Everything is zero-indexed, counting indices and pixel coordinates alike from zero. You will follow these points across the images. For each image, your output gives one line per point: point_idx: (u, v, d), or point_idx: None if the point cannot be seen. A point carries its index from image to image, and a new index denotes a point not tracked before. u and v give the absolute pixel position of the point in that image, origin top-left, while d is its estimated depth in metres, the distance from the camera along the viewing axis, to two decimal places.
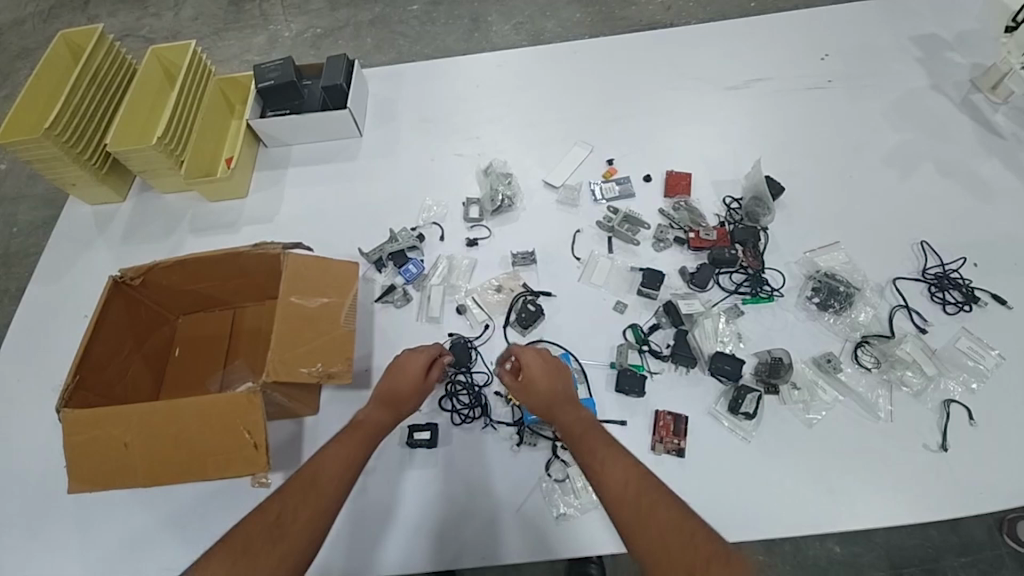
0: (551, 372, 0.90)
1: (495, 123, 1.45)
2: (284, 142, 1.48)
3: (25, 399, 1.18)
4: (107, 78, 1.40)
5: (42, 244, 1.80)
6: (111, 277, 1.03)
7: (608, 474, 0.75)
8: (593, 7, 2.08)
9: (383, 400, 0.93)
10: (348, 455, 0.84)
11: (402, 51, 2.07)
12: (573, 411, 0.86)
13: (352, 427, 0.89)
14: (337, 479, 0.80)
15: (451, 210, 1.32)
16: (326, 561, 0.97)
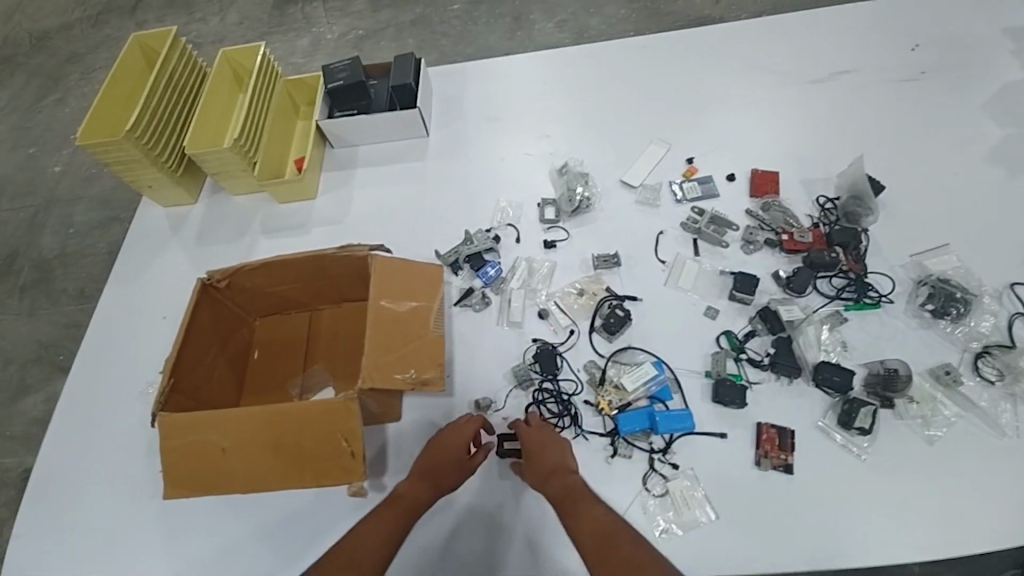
0: (540, 441, 0.94)
1: (564, 122, 1.42)
2: (350, 143, 1.47)
3: (108, 402, 1.19)
4: (180, 80, 1.40)
5: (99, 247, 1.84)
6: (199, 280, 1.04)
7: (590, 548, 0.79)
8: (637, 3, 2.02)
9: (423, 472, 0.92)
10: (386, 529, 0.86)
11: (444, 51, 2.05)
12: (562, 478, 0.90)
13: (392, 499, 0.90)
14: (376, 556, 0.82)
15: (525, 211, 1.29)
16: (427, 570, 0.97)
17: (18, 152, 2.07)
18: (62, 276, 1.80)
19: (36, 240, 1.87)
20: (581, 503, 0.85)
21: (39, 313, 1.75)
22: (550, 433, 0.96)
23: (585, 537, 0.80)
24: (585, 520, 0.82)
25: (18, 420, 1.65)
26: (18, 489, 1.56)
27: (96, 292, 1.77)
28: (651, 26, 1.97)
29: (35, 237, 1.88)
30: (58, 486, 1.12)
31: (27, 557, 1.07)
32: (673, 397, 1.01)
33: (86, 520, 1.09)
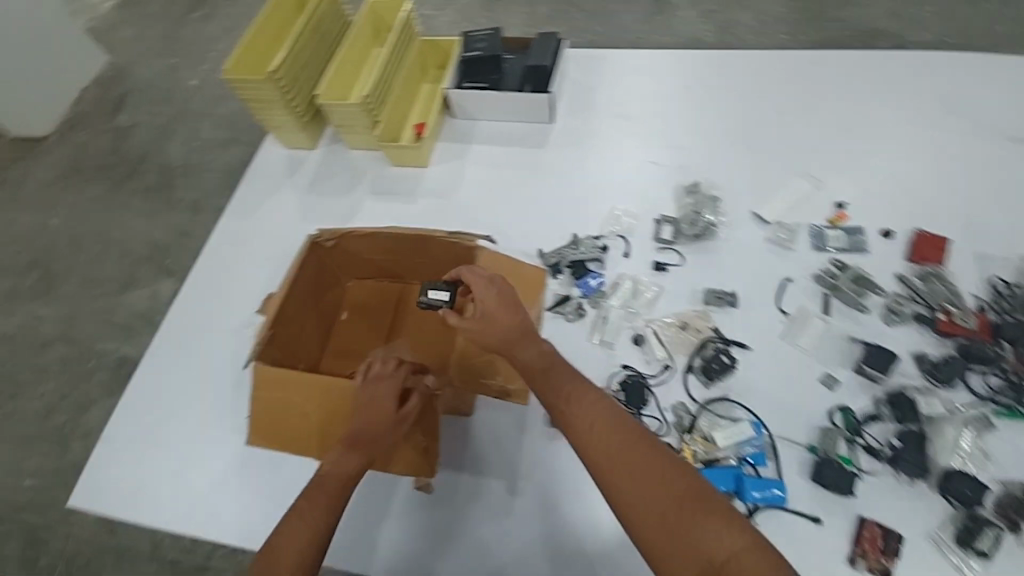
0: (506, 299, 0.84)
1: (702, 136, 1.30)
2: (472, 116, 1.43)
3: (206, 330, 1.26)
4: (326, 26, 1.41)
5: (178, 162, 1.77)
6: (309, 237, 1.06)
7: (587, 435, 0.74)
8: (800, 3, 1.76)
9: (352, 443, 0.85)
10: (308, 522, 0.78)
11: (572, 27, 1.86)
12: (537, 351, 0.83)
13: (315, 482, 0.83)
14: (300, 551, 0.75)
15: (641, 224, 1.21)
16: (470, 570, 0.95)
17: (161, 60, 2.00)
18: (181, 187, 1.73)
19: (164, 146, 1.82)
20: (576, 393, 0.78)
21: (157, 216, 1.69)
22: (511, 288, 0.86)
23: (593, 435, 0.73)
24: (588, 416, 0.75)
25: (122, 310, 1.58)
26: (110, 375, 1.51)
27: (212, 206, 1.68)
28: (804, 32, 1.71)
29: (163, 145, 1.82)
30: (155, 395, 1.21)
31: (113, 459, 1.16)
32: (766, 465, 0.92)
33: (167, 438, 1.16)
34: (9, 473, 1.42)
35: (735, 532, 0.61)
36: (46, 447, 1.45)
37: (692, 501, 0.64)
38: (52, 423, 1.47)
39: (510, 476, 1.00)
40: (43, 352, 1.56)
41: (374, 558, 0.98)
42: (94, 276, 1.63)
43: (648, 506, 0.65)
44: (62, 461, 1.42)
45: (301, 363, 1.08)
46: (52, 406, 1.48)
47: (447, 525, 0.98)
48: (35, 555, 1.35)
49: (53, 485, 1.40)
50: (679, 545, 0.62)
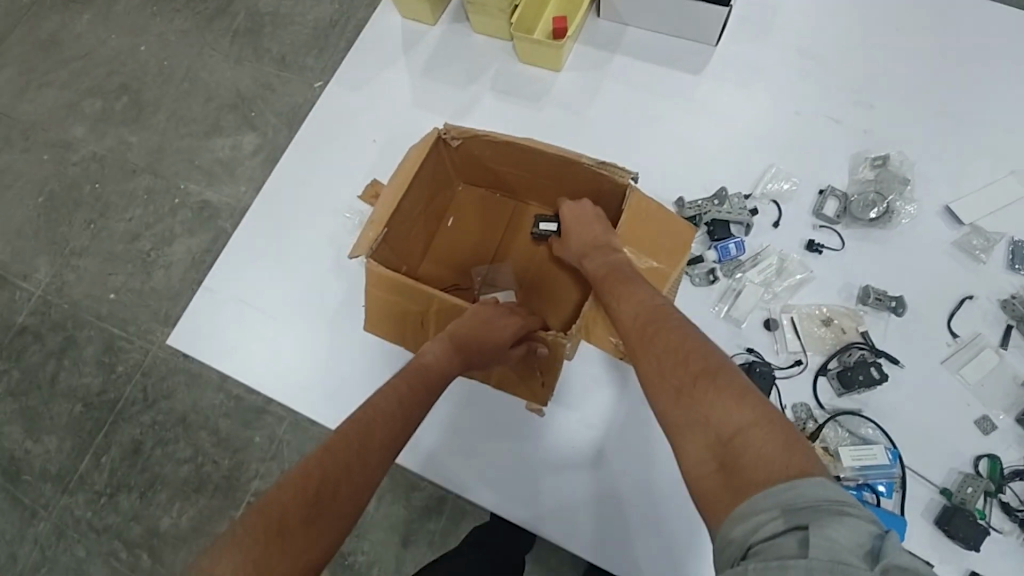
0: (583, 216, 0.86)
1: (902, 97, 1.07)
2: (621, 19, 1.21)
3: (303, 204, 1.19)
4: None
5: (270, 4, 1.60)
6: (436, 131, 0.94)
7: (628, 327, 0.70)
8: None
9: (454, 344, 0.77)
10: (402, 401, 0.70)
11: None
12: (601, 257, 0.81)
13: (412, 366, 0.75)
14: (389, 427, 0.67)
15: (800, 191, 1.02)
16: (549, 507, 0.93)
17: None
18: (271, 35, 1.57)
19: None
20: (622, 284, 0.75)
21: (243, 63, 1.56)
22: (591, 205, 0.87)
23: (630, 321, 0.70)
24: (631, 304, 0.72)
25: (205, 154, 1.50)
26: (191, 216, 1.47)
27: (295, 64, 1.53)
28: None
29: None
30: (247, 261, 1.17)
31: (206, 310, 1.15)
32: (891, 497, 0.83)
33: (261, 303, 1.14)
34: (94, 284, 1.45)
35: (746, 408, 0.54)
36: (128, 267, 1.45)
37: (708, 376, 0.58)
38: (136, 247, 1.46)
39: (610, 429, 0.95)
40: (130, 178, 1.52)
41: (454, 475, 0.97)
42: (182, 112, 1.54)
43: (664, 382, 0.60)
44: (144, 285, 1.43)
45: (404, 266, 1.00)
46: (137, 231, 1.46)
47: (535, 459, 0.95)
48: (111, 366, 1.39)
49: (133, 304, 1.42)
50: (686, 418, 0.57)
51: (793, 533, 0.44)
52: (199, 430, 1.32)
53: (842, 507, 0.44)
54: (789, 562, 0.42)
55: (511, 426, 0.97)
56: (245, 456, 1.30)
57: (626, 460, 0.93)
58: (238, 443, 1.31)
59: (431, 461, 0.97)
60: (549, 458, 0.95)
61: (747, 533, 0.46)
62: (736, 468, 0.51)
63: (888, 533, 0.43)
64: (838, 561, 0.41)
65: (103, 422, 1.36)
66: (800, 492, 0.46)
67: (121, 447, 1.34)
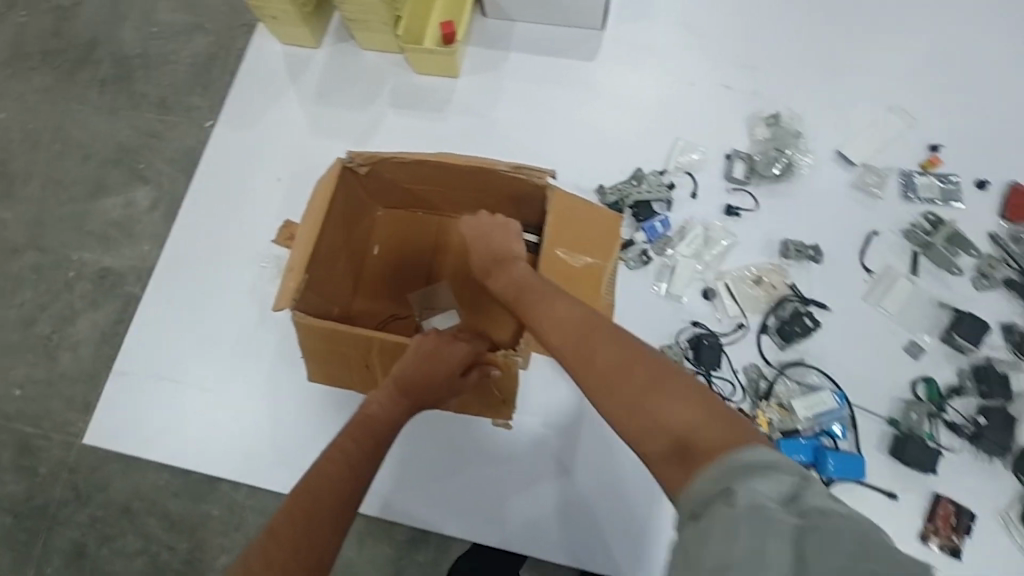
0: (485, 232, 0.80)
1: (780, 54, 1.13)
2: (509, 18, 1.21)
3: (213, 260, 1.10)
4: None
5: (133, 48, 1.46)
6: (340, 161, 0.88)
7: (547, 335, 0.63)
8: None
9: (399, 386, 0.72)
10: (349, 461, 0.65)
11: None
12: (506, 272, 0.75)
13: (355, 418, 0.70)
14: (339, 492, 0.62)
15: (710, 160, 1.06)
16: (524, 527, 0.91)
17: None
18: (144, 79, 1.43)
19: (117, 32, 1.47)
20: (533, 299, 0.67)
21: (117, 112, 1.42)
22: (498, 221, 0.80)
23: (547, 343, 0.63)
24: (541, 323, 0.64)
25: (95, 218, 1.34)
26: (93, 286, 1.28)
27: (179, 104, 1.41)
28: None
29: (114, 28, 1.48)
30: (158, 334, 1.07)
31: (126, 397, 1.04)
32: (846, 437, 0.86)
33: (186, 375, 1.04)
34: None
35: (678, 395, 0.50)
36: (31, 356, 1.24)
37: (646, 383, 0.52)
38: (33, 332, 1.25)
39: (577, 432, 0.94)
40: (12, 259, 1.32)
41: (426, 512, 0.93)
42: (57, 177, 1.37)
43: (601, 391, 0.54)
44: (51, 372, 1.21)
45: (337, 306, 0.95)
46: (32, 315, 1.26)
47: (509, 481, 0.93)
48: (30, 464, 1.15)
49: (44, 394, 1.19)
50: (631, 423, 0.51)
51: (720, 498, 0.43)
52: (146, 516, 1.08)
53: (764, 466, 0.43)
54: (719, 519, 0.41)
55: (479, 451, 0.94)
56: (205, 535, 1.06)
57: (598, 460, 0.92)
58: (195, 521, 1.07)
59: (404, 501, 0.93)
60: (522, 477, 0.93)
61: (700, 524, 0.43)
62: (694, 460, 0.47)
63: (810, 478, 0.43)
64: (756, 509, 0.40)
65: (37, 528, 1.11)
66: (746, 466, 0.44)
67: (62, 552, 1.09)
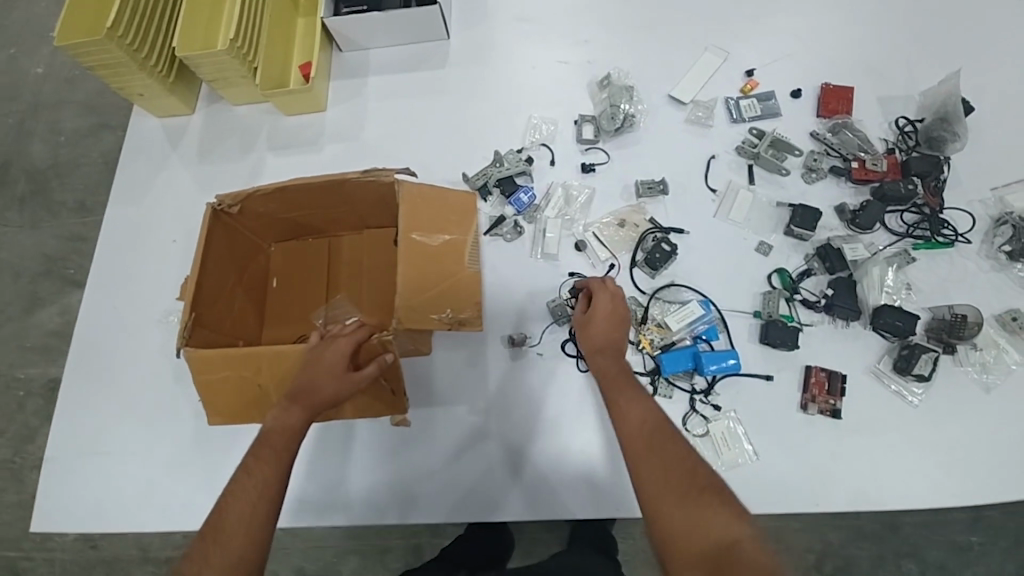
0: (593, 320, 0.85)
1: (607, 23, 1.24)
2: (362, 46, 1.30)
3: (126, 330, 1.15)
4: None
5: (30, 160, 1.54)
6: (210, 205, 0.95)
7: (627, 418, 0.72)
8: None
9: (295, 397, 0.77)
10: (255, 484, 0.71)
11: None
12: (617, 359, 0.81)
13: (261, 441, 0.76)
14: (247, 514, 0.68)
15: (562, 129, 1.16)
16: (462, 496, 0.95)
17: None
18: (55, 187, 1.58)
19: (27, 147, 1.63)
20: (614, 378, 0.78)
21: (42, 225, 1.56)
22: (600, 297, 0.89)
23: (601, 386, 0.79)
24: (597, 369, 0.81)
25: (33, 332, 1.51)
26: (44, 400, 1.49)
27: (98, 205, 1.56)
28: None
29: (26, 144, 1.63)
30: (84, 414, 1.10)
31: (61, 482, 1.06)
32: (719, 337, 0.97)
33: (118, 446, 1.08)
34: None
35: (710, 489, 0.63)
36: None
37: (664, 447, 0.68)
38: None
39: (474, 405, 0.99)
40: None
41: (362, 505, 0.96)
42: None
43: (653, 462, 0.67)
44: (20, 494, 1.46)
45: (241, 340, 1.01)
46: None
47: (411, 464, 0.97)
48: None
49: (17, 519, 1.44)
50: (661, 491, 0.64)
51: None
52: None
53: None
54: None
55: (379, 445, 0.98)
56: None
57: (485, 423, 0.98)
58: None
59: (312, 510, 0.96)
60: (423, 457, 0.97)
61: None
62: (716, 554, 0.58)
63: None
64: None
65: None
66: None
67: None
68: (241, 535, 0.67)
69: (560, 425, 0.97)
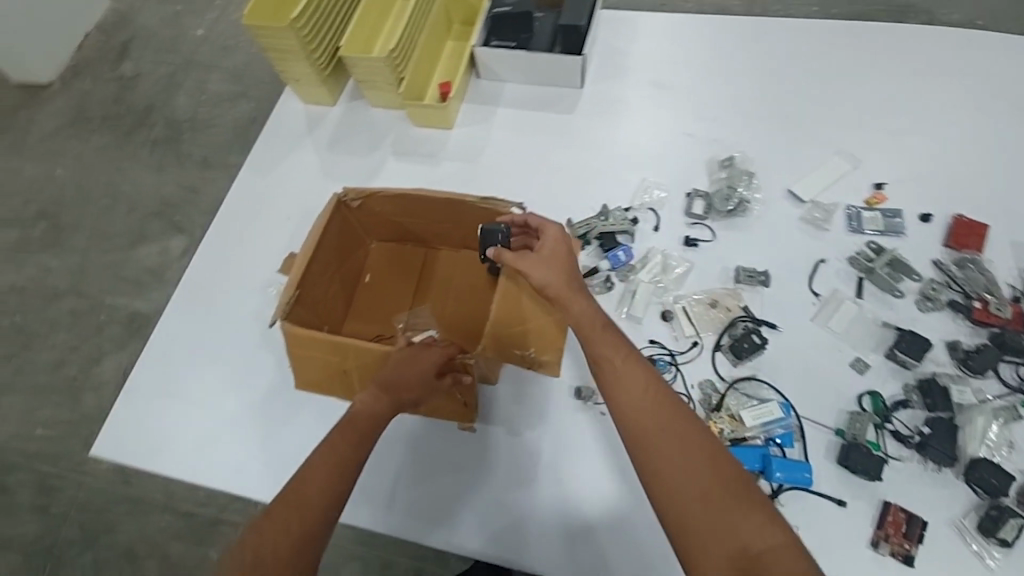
0: (568, 272, 0.86)
1: (739, 106, 1.25)
2: (499, 78, 1.37)
3: (223, 287, 1.24)
4: None
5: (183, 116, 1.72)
6: (336, 196, 1.04)
7: (616, 382, 0.73)
8: None
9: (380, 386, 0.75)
10: (335, 463, 0.68)
11: None
12: (587, 310, 0.81)
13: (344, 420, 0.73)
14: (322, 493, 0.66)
15: (672, 198, 1.17)
16: (504, 534, 0.95)
17: (163, 5, 1.94)
18: (189, 140, 1.67)
19: (171, 100, 1.76)
20: (606, 347, 0.76)
21: (166, 170, 1.64)
22: (557, 241, 0.88)
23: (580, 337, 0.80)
24: (577, 321, 0.81)
25: (131, 266, 1.55)
26: (121, 329, 1.50)
27: (218, 163, 1.63)
28: (834, 7, 1.54)
29: (170, 96, 1.76)
30: (172, 354, 1.20)
31: (138, 411, 1.16)
32: (793, 446, 0.93)
33: (192, 391, 1.15)
34: (21, 421, 1.43)
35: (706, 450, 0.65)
36: (55, 398, 1.44)
37: (660, 405, 0.69)
38: (61, 375, 1.46)
39: (533, 444, 1.00)
40: (52, 302, 1.54)
41: (408, 513, 0.98)
42: (104, 229, 1.60)
43: (643, 423, 0.68)
44: (73, 411, 1.42)
45: (327, 324, 1.07)
46: (61, 357, 1.47)
47: (463, 488, 0.99)
48: (49, 502, 1.36)
49: (64, 435, 1.40)
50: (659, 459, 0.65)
51: None
52: (148, 558, 1.30)
53: None
54: None
55: (437, 460, 1.01)
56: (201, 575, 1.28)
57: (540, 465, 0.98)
58: (192, 563, 1.29)
59: (363, 503, 1.00)
60: (475, 484, 0.98)
61: None
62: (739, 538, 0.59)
63: None
64: None
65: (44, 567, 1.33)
66: None
67: None
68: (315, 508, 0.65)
69: (615, 488, 0.95)
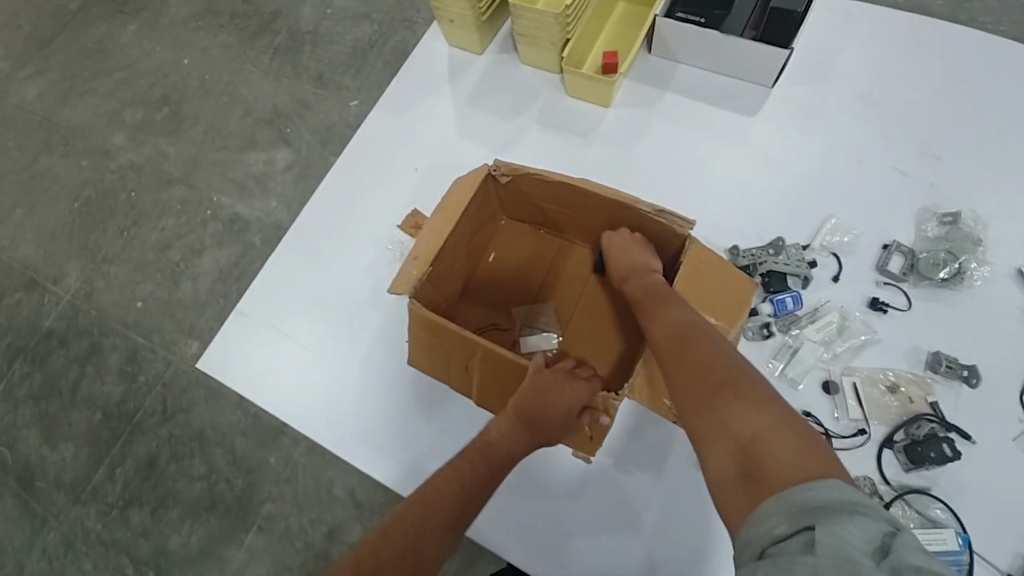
0: (632, 248, 0.87)
1: (971, 151, 1.02)
2: (674, 56, 1.18)
3: (339, 231, 1.17)
4: None
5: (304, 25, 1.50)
6: (486, 167, 0.91)
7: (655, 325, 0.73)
8: None
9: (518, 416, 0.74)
10: (463, 485, 0.68)
11: None
12: (644, 281, 0.82)
13: (475, 442, 0.73)
14: (449, 512, 0.65)
15: (864, 245, 0.97)
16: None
17: None
18: (310, 53, 1.47)
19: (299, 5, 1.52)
20: (657, 305, 0.76)
21: (282, 80, 1.45)
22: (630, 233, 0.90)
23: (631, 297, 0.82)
24: (632, 289, 0.83)
25: (239, 167, 1.39)
26: (223, 229, 1.34)
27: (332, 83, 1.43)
28: None
29: (297, 3, 1.53)
30: (280, 290, 1.15)
31: (241, 339, 1.13)
32: None
33: (295, 333, 1.11)
34: (122, 292, 1.32)
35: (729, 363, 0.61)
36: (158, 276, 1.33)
37: (691, 335, 0.67)
38: (166, 257, 1.33)
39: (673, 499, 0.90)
40: (165, 188, 1.40)
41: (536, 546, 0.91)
42: (219, 126, 1.44)
43: (670, 347, 0.67)
44: (170, 296, 1.30)
45: (442, 301, 0.96)
46: (168, 241, 1.34)
47: (594, 531, 0.90)
48: (137, 371, 1.25)
49: (160, 313, 1.29)
50: (682, 378, 0.63)
51: (801, 535, 0.43)
52: (216, 446, 1.17)
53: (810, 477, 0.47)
54: (793, 557, 0.42)
55: (567, 495, 0.92)
56: (259, 478, 1.13)
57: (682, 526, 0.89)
58: (253, 462, 1.15)
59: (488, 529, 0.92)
60: (607, 529, 0.90)
61: (763, 535, 0.45)
62: (745, 436, 0.53)
63: (899, 531, 0.41)
64: (845, 559, 0.39)
65: (123, 430, 1.21)
66: (824, 484, 0.46)
67: (137, 458, 1.19)
68: (438, 529, 0.63)
69: None
